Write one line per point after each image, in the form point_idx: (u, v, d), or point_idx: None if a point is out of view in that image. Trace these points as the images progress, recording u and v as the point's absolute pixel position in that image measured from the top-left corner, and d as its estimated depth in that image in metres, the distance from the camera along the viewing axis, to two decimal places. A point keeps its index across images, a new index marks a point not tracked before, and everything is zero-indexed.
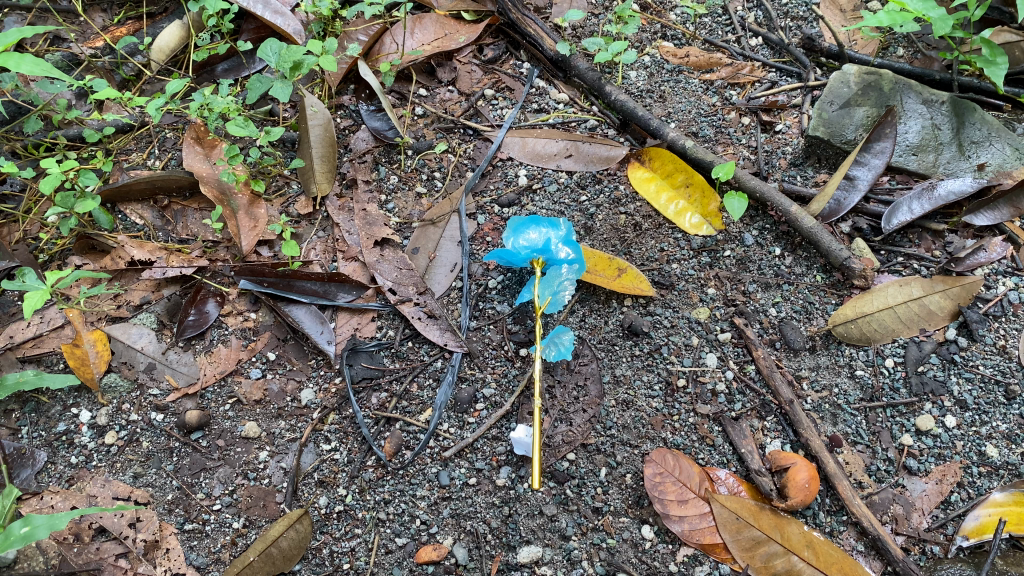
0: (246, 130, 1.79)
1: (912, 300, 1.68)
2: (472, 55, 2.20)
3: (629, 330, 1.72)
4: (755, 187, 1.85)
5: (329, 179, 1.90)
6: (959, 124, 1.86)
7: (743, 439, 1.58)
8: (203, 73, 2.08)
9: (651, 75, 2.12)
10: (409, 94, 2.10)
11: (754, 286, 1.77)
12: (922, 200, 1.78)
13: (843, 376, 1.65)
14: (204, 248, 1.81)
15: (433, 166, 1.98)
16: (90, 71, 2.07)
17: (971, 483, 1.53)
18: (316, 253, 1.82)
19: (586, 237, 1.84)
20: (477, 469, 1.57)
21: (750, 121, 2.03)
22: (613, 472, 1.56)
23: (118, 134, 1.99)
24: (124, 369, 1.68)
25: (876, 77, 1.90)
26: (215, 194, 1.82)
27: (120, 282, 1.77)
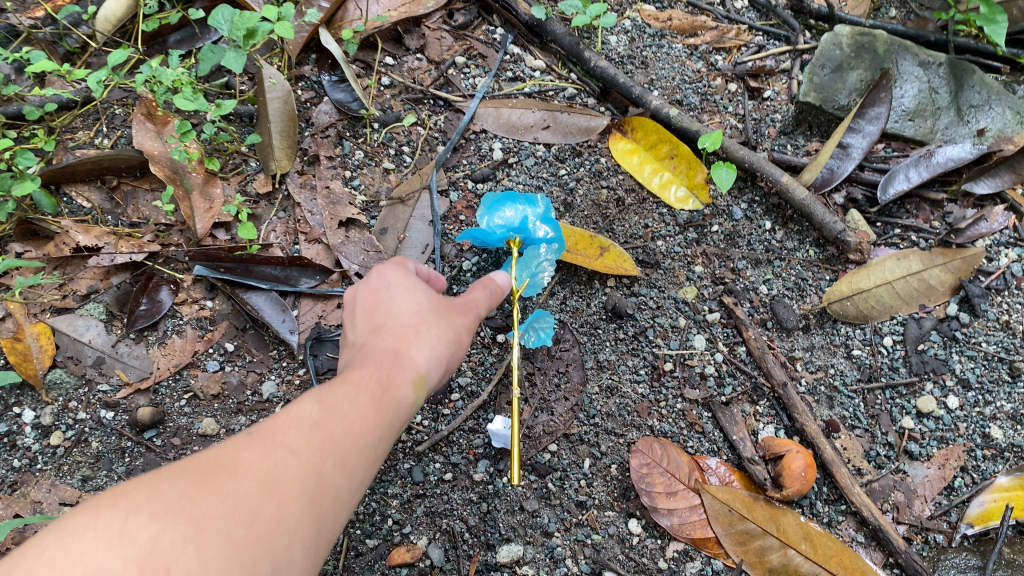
0: (195, 103, 1.64)
1: (911, 274, 1.57)
2: (441, 20, 2.05)
3: (613, 313, 1.61)
4: (743, 156, 1.74)
5: (289, 155, 1.77)
6: (957, 87, 1.76)
7: (734, 425, 1.49)
8: (154, 45, 1.95)
9: (632, 40, 2.00)
10: (374, 63, 1.96)
11: (744, 263, 1.67)
12: (919, 168, 1.68)
13: (839, 357, 1.56)
14: (156, 232, 1.69)
15: (401, 140, 1.86)
16: (30, 43, 1.92)
17: (975, 467, 1.45)
18: (276, 235, 1.70)
19: (566, 214, 1.74)
20: (453, 464, 1.47)
21: (737, 88, 1.92)
22: (598, 463, 1.47)
23: (61, 110, 1.85)
24: (70, 364, 1.55)
25: (869, 38, 1.79)
26: (167, 173, 1.69)
27: (65, 270, 1.64)
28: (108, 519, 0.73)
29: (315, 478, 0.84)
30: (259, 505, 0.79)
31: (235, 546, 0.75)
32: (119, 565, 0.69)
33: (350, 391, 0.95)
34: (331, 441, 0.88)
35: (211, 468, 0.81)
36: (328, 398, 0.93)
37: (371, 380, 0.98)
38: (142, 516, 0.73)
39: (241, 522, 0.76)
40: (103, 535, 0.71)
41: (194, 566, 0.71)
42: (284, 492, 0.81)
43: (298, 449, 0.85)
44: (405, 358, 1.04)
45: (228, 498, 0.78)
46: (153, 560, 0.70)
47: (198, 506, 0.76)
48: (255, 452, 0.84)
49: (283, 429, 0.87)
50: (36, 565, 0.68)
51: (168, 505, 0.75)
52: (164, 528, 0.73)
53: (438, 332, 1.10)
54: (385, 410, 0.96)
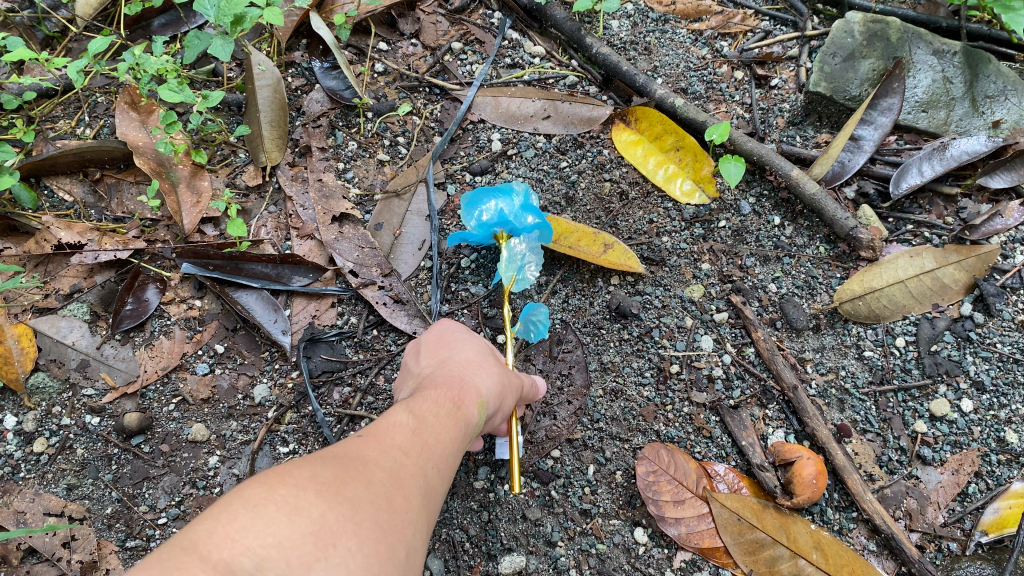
0: (181, 94, 1.54)
1: (924, 273, 1.51)
2: (437, 4, 2.00)
3: (617, 313, 1.56)
4: (751, 150, 1.69)
5: (279, 147, 1.71)
6: (972, 76, 1.70)
7: (744, 430, 1.43)
8: (138, 29, 1.86)
9: (635, 25, 1.94)
10: (368, 49, 1.90)
11: (752, 260, 1.62)
12: (933, 161, 1.63)
13: (850, 358, 1.51)
14: (142, 227, 1.63)
15: (396, 130, 1.79)
16: (7, 28, 1.84)
17: (990, 473, 1.39)
18: (267, 231, 1.64)
19: (567, 208, 1.69)
20: (452, 471, 1.42)
21: (743, 76, 1.86)
22: (602, 470, 1.42)
23: (41, 99, 1.78)
24: (53, 368, 1.49)
25: (882, 25, 1.73)
26: (152, 166, 1.63)
27: (47, 268, 1.58)
28: (282, 491, 0.69)
29: (426, 479, 0.82)
30: (393, 494, 0.76)
31: (383, 529, 0.72)
32: (299, 538, 0.65)
33: (433, 404, 0.94)
34: (430, 448, 0.87)
35: (343, 456, 0.78)
36: (417, 409, 0.92)
37: (447, 398, 0.96)
38: (309, 493, 0.70)
39: (383, 508, 0.74)
40: (283, 508, 0.67)
41: (357, 544, 0.68)
42: (407, 485, 0.79)
43: (407, 449, 0.84)
44: (473, 383, 1.03)
45: (370, 484, 0.75)
46: (326, 535, 0.67)
47: (351, 490, 0.73)
48: (374, 447, 0.81)
49: (389, 432, 0.85)
50: (225, 530, 0.64)
51: (329, 488, 0.71)
52: (327, 505, 0.69)
53: (494, 368, 1.11)
54: (462, 425, 0.95)
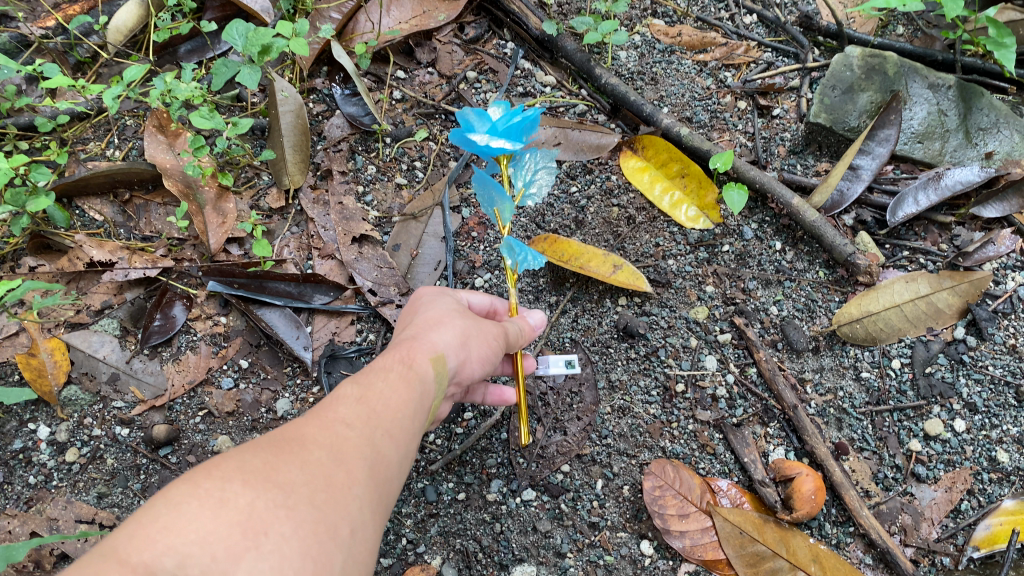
0: (212, 121, 1.65)
1: (919, 298, 1.59)
2: (452, 34, 2.07)
3: (624, 332, 1.63)
4: (754, 177, 1.76)
5: (302, 169, 1.77)
6: (966, 110, 1.77)
7: (746, 447, 1.50)
8: (165, 55, 1.96)
9: (642, 56, 2.02)
10: (386, 76, 1.98)
11: (754, 283, 1.69)
12: (928, 191, 1.70)
13: (848, 379, 1.58)
14: (169, 246, 1.70)
15: (413, 155, 1.87)
16: (41, 53, 1.92)
17: (982, 491, 1.46)
18: (289, 250, 1.71)
19: (577, 231, 1.77)
20: (466, 484, 1.49)
21: (747, 106, 1.93)
22: (610, 484, 1.48)
23: (73, 122, 1.85)
24: (85, 381, 1.56)
25: (880, 60, 1.80)
26: (181, 188, 1.70)
27: (79, 285, 1.65)
28: (207, 486, 0.75)
29: (373, 447, 0.87)
30: (333, 469, 0.81)
31: (319, 508, 0.77)
32: (225, 530, 0.71)
33: (383, 372, 0.99)
34: (378, 415, 0.91)
35: (281, 440, 0.83)
36: (366, 379, 0.97)
37: (399, 361, 1.02)
38: (236, 483, 0.76)
39: (321, 484, 0.79)
40: (207, 503, 0.73)
41: (288, 527, 0.73)
42: (350, 459, 0.84)
43: (352, 421, 0.89)
44: (428, 342, 1.08)
45: (306, 463, 0.80)
46: (254, 523, 0.72)
47: (284, 473, 0.78)
48: (316, 425, 0.87)
49: (333, 406, 0.90)
50: (149, 532, 0.70)
51: (258, 476, 0.77)
52: (255, 493, 0.75)
53: (458, 321, 1.15)
54: (417, 385, 1.00)
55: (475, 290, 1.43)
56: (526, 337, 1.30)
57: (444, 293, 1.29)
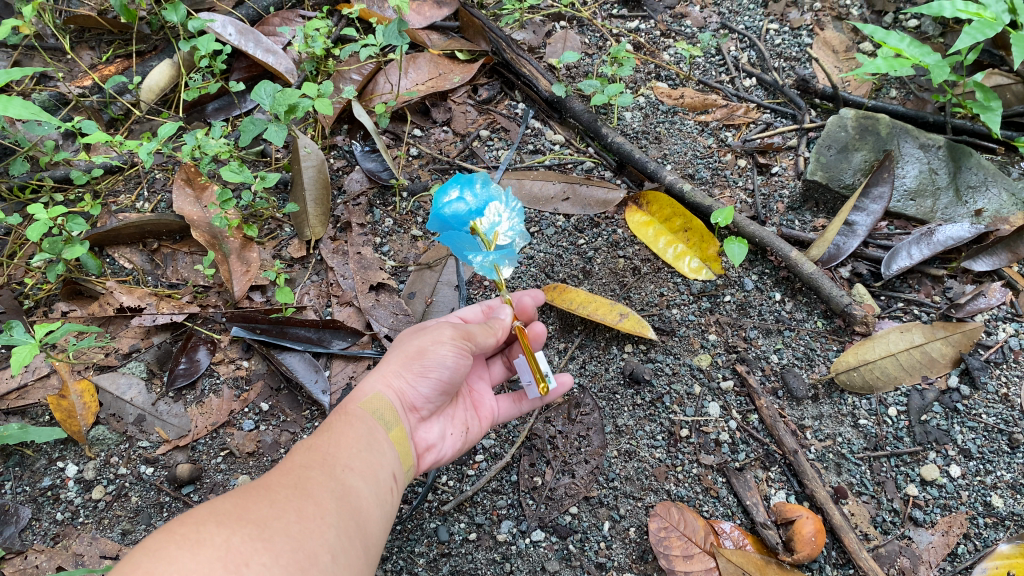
0: (241, 175, 1.75)
1: (914, 347, 1.65)
2: (466, 95, 2.20)
3: (630, 378, 1.70)
4: (753, 232, 1.84)
5: (323, 222, 1.87)
6: (955, 168, 1.87)
7: (748, 490, 1.54)
8: (193, 112, 2.07)
9: (646, 116, 2.13)
10: (403, 134, 2.10)
11: (755, 332, 1.76)
12: (921, 246, 1.78)
13: (846, 426, 1.63)
14: (195, 293, 1.78)
15: (429, 208, 1.96)
16: (78, 111, 2.05)
17: (977, 535, 1.48)
18: (309, 297, 1.79)
19: (585, 281, 1.85)
20: (477, 524, 1.54)
21: (746, 163, 2.03)
22: (617, 526, 1.52)
23: (107, 175, 1.97)
24: (112, 421, 1.63)
25: (872, 121, 1.92)
26: (207, 238, 1.78)
27: (109, 330, 1.74)
28: (183, 532, 0.83)
29: (333, 482, 1.01)
30: (301, 504, 0.94)
31: (296, 538, 0.88)
32: (208, 565, 0.79)
33: (331, 426, 1.14)
34: (331, 457, 1.06)
35: (247, 489, 0.95)
36: (317, 434, 1.12)
37: (340, 413, 1.18)
38: (212, 527, 0.85)
39: (292, 517, 0.91)
40: (185, 544, 0.81)
41: (269, 558, 0.84)
42: (315, 493, 0.97)
43: (310, 464, 1.03)
44: (365, 385, 1.23)
45: (275, 502, 0.92)
46: (235, 557, 0.82)
47: (255, 512, 0.89)
48: (277, 476, 0.99)
49: (290, 459, 1.04)
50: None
51: (230, 517, 0.87)
52: (230, 531, 0.85)
53: (393, 355, 1.29)
54: (360, 426, 1.16)
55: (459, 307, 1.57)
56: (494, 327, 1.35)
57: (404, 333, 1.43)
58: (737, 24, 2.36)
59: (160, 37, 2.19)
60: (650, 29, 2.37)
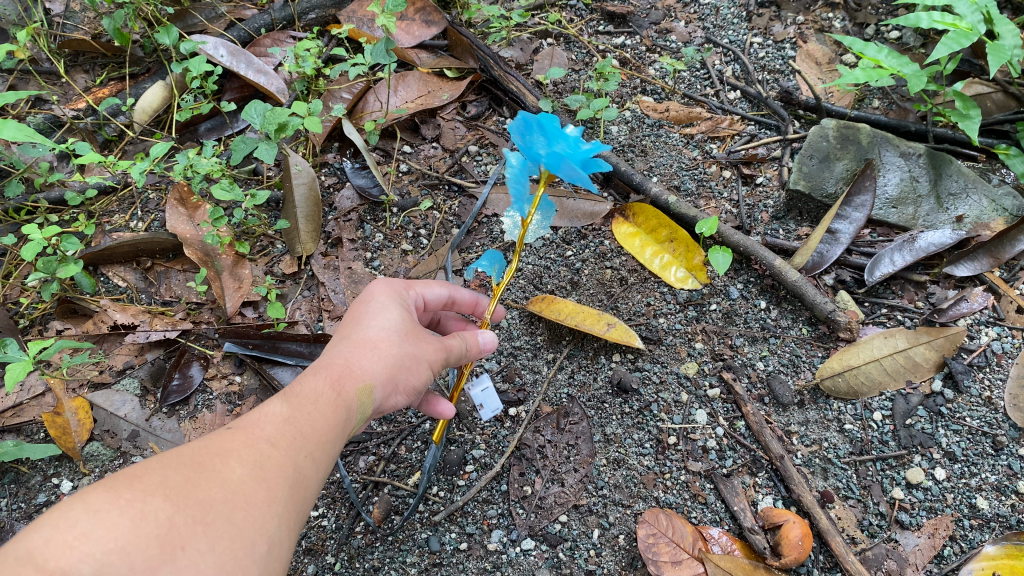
0: (231, 193, 1.78)
1: (898, 352, 1.67)
2: (455, 112, 2.23)
3: (618, 388, 1.73)
4: (737, 241, 1.87)
5: (314, 238, 1.90)
6: (936, 176, 1.91)
7: (735, 496, 1.55)
8: (186, 133, 2.11)
9: (632, 129, 2.16)
10: (393, 151, 2.13)
11: (741, 339, 1.78)
12: (904, 252, 1.81)
13: (832, 431, 1.64)
14: (188, 310, 1.81)
15: (418, 223, 1.99)
16: (72, 133, 2.09)
17: (963, 536, 1.49)
18: (301, 312, 1.81)
19: (572, 292, 1.88)
20: (468, 534, 1.55)
21: (731, 174, 2.06)
22: (606, 534, 1.53)
23: (101, 196, 2.00)
24: (107, 438, 1.64)
25: (853, 131, 1.96)
26: (200, 256, 1.81)
27: (103, 347, 1.76)
28: (128, 496, 0.82)
29: (294, 469, 0.96)
30: (253, 490, 0.90)
31: (237, 526, 0.85)
32: (144, 543, 0.78)
33: (311, 397, 1.06)
34: (301, 438, 1.00)
35: (203, 454, 0.91)
36: (295, 402, 1.04)
37: (328, 387, 1.08)
38: (157, 498, 0.83)
39: (240, 503, 0.88)
40: (127, 513, 0.80)
41: (206, 544, 0.81)
42: (270, 478, 0.93)
43: (276, 441, 0.97)
44: (360, 368, 1.12)
45: (228, 481, 0.89)
46: (172, 537, 0.80)
47: (204, 490, 0.86)
48: (239, 444, 0.95)
49: (260, 425, 0.98)
50: (65, 538, 0.76)
51: (179, 490, 0.85)
52: (174, 508, 0.82)
53: (394, 345, 1.18)
54: (342, 414, 1.07)
55: (435, 282, 1.41)
56: (473, 352, 1.32)
57: (392, 292, 1.28)
58: (721, 38, 2.40)
59: (153, 59, 2.23)
60: (635, 45, 2.41)
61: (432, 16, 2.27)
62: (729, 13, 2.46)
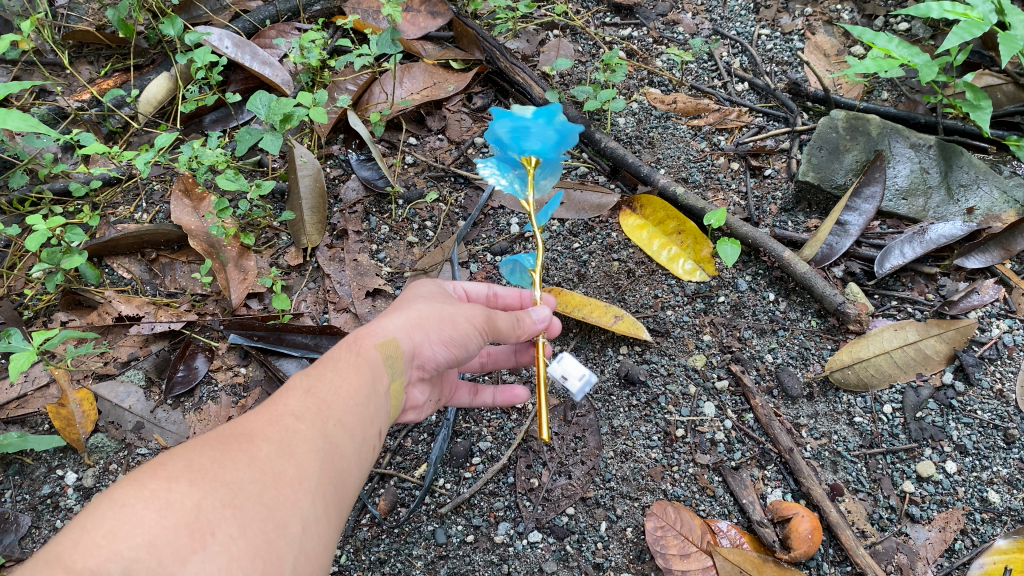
0: (236, 183, 1.77)
1: (908, 344, 1.66)
2: (461, 103, 2.22)
3: (626, 379, 1.71)
4: (746, 233, 1.86)
5: (319, 230, 1.89)
6: (947, 167, 1.89)
7: (744, 489, 1.53)
8: (191, 124, 2.10)
9: (639, 121, 2.15)
10: (399, 143, 2.13)
11: (749, 332, 1.77)
12: (914, 244, 1.79)
13: (842, 424, 1.63)
14: (193, 302, 1.80)
15: (424, 215, 1.98)
16: (76, 124, 2.09)
17: (974, 530, 1.47)
18: (306, 304, 1.80)
19: (579, 284, 1.88)
20: (474, 526, 1.54)
21: (739, 166, 2.04)
22: (613, 527, 1.51)
23: (105, 188, 2.00)
24: (111, 429, 1.63)
25: (863, 121, 1.94)
26: (204, 247, 1.81)
27: (107, 339, 1.76)
28: (154, 487, 0.82)
29: (322, 440, 0.97)
30: (281, 467, 0.90)
31: (267, 507, 0.85)
32: (171, 532, 0.78)
33: (332, 364, 1.10)
34: (326, 410, 1.01)
35: (229, 436, 0.93)
36: (316, 372, 1.08)
37: (347, 349, 1.14)
38: (184, 484, 0.83)
39: (268, 481, 0.88)
40: (153, 505, 0.80)
41: (235, 528, 0.81)
42: (298, 454, 0.93)
43: (301, 415, 0.99)
44: (381, 327, 1.19)
45: (255, 460, 0.89)
46: (200, 524, 0.79)
47: (232, 473, 0.86)
48: (264, 422, 0.96)
49: (284, 401, 1.00)
50: (93, 537, 0.76)
51: (206, 475, 0.85)
52: (201, 494, 0.82)
53: (418, 308, 1.24)
54: (367, 371, 1.11)
55: (479, 283, 1.56)
56: (525, 328, 1.32)
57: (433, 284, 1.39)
58: (729, 30, 2.39)
59: (158, 51, 2.23)
60: (643, 37, 2.39)
61: (437, 8, 2.24)
62: (736, 4, 2.44)
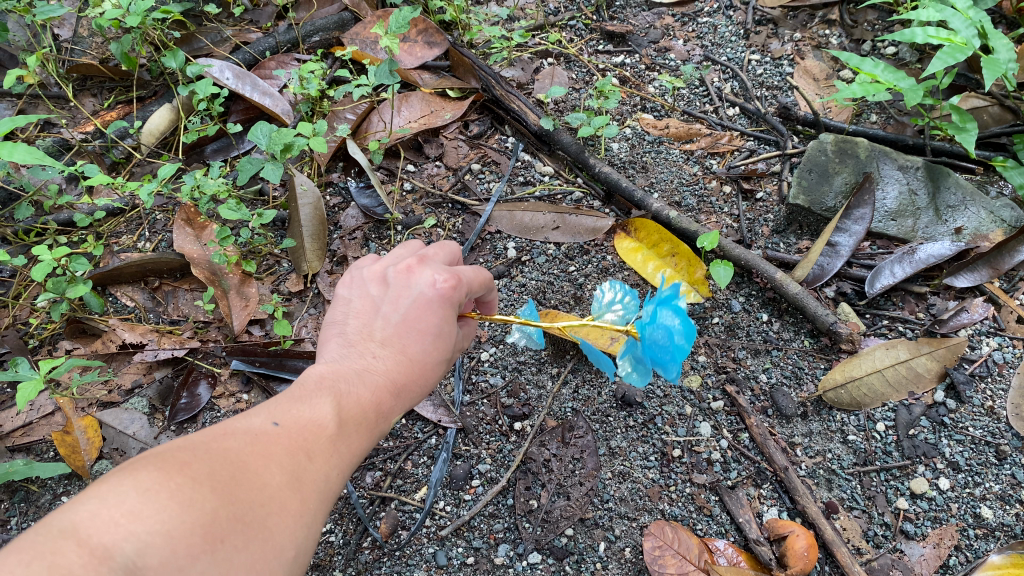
0: (238, 213, 1.80)
1: (899, 363, 1.69)
2: (458, 131, 2.27)
3: (622, 401, 1.74)
4: (739, 255, 1.89)
5: (319, 257, 1.92)
6: (935, 189, 1.93)
7: (741, 508, 1.55)
8: (193, 154, 2.16)
9: (633, 146, 2.19)
10: (398, 170, 2.17)
11: (744, 352, 1.80)
12: (903, 264, 1.83)
13: (835, 442, 1.65)
14: (195, 329, 1.84)
15: (422, 241, 2.01)
16: (80, 155, 2.14)
17: (968, 546, 1.49)
18: (307, 330, 1.82)
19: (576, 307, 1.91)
20: (475, 548, 1.55)
21: (731, 190, 2.08)
22: (612, 547, 1.53)
23: (109, 218, 2.04)
24: (115, 456, 1.66)
25: (852, 145, 1.99)
26: (207, 275, 1.85)
27: (112, 366, 1.78)
28: (178, 482, 0.79)
29: (327, 484, 0.93)
30: (290, 497, 0.87)
31: (267, 529, 0.83)
32: (188, 529, 0.76)
33: (358, 414, 1.03)
34: (338, 455, 0.97)
35: (249, 449, 0.88)
36: (344, 413, 1.01)
37: (375, 411, 1.05)
38: (204, 488, 0.80)
39: (275, 509, 0.85)
40: (174, 498, 0.77)
41: (240, 542, 0.80)
42: (306, 489, 0.90)
43: (318, 453, 0.94)
44: (403, 403, 1.11)
45: (268, 485, 0.86)
46: (214, 530, 0.78)
47: (244, 489, 0.84)
48: (284, 447, 0.91)
49: (310, 431, 0.95)
50: (112, 514, 0.73)
51: (224, 485, 0.82)
52: (218, 501, 0.80)
53: (432, 380, 1.16)
54: (375, 437, 1.06)
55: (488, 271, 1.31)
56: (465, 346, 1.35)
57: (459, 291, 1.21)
58: (720, 56, 2.43)
59: (160, 82, 2.28)
60: (635, 63, 2.44)
61: (434, 38, 2.31)
62: (726, 31, 2.49)
